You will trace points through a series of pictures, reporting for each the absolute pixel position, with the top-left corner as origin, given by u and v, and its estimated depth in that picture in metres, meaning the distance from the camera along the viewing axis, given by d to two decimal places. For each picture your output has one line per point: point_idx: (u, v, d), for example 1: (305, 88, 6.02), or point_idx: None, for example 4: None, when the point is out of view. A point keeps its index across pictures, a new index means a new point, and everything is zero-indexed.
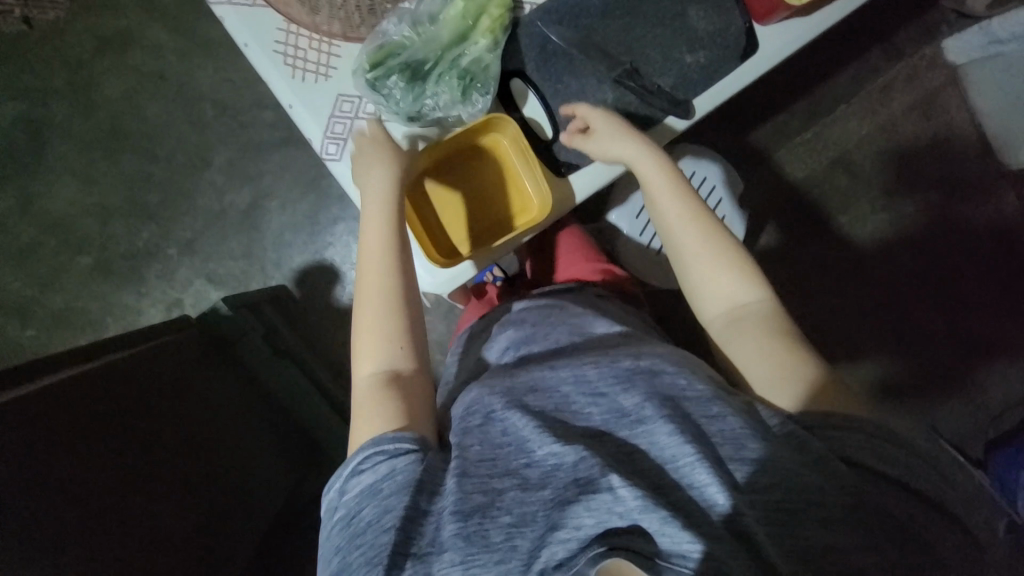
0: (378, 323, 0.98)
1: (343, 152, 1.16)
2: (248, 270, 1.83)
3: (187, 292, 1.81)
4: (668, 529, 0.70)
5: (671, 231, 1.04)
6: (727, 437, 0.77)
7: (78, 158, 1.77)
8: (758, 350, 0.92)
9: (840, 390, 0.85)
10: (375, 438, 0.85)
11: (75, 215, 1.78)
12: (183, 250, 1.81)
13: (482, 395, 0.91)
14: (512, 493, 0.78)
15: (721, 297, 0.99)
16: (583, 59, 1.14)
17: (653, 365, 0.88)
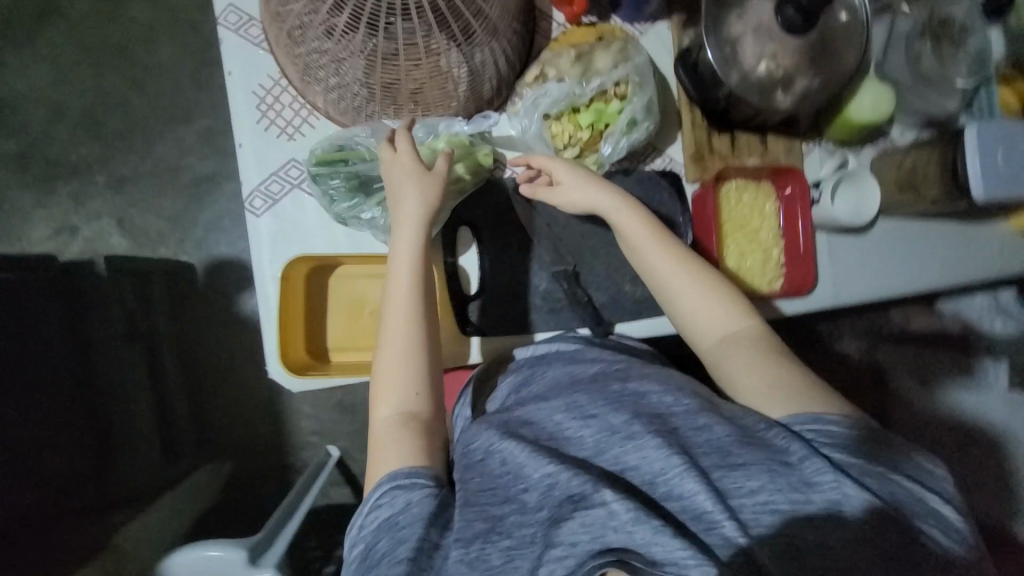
0: (399, 358, 0.69)
1: (271, 210, 0.75)
2: (167, 234, 1.49)
3: (88, 224, 1.49)
4: (658, 538, 0.52)
5: (665, 284, 0.75)
6: (751, 435, 0.60)
7: (60, 49, 1.49)
8: (756, 369, 0.69)
9: (839, 425, 0.61)
10: (392, 471, 0.63)
11: (21, 99, 1.48)
12: (112, 184, 1.51)
13: (467, 430, 0.68)
14: (507, 518, 0.57)
15: (717, 349, 0.73)
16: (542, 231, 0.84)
17: (648, 386, 0.66)
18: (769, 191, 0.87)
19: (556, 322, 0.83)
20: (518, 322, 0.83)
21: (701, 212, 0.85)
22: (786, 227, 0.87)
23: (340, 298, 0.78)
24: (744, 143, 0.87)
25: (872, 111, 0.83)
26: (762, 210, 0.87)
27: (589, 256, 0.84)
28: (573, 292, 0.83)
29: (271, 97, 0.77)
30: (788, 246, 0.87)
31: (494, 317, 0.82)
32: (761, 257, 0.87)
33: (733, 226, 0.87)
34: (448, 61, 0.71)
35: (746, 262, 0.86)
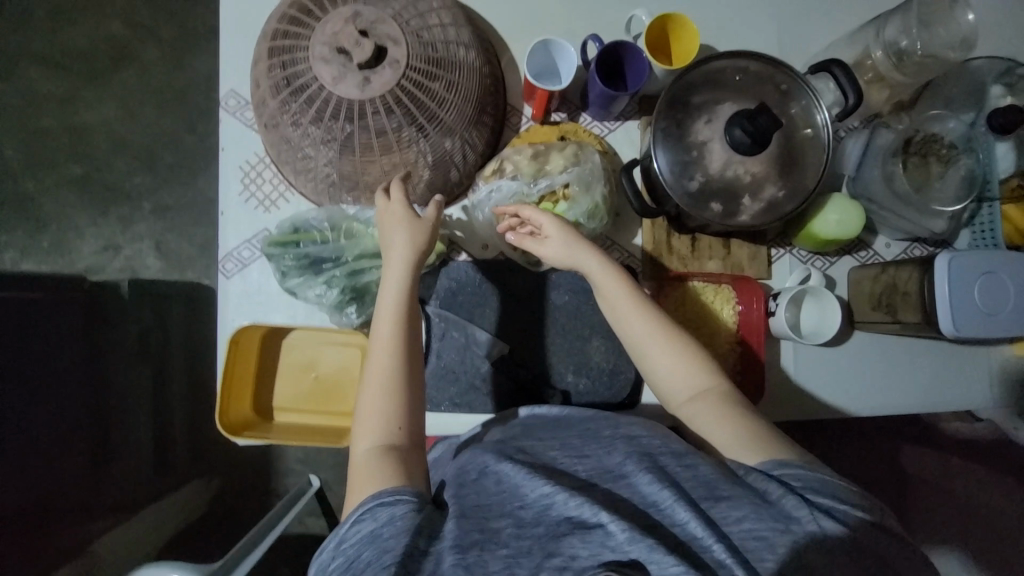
0: (386, 384, 0.69)
1: (239, 272, 0.83)
2: (194, 261, 1.59)
3: (128, 246, 1.60)
4: (653, 555, 0.51)
5: (641, 339, 0.72)
6: (738, 473, 0.59)
7: (131, 90, 1.67)
8: (736, 428, 0.66)
9: (822, 471, 0.59)
10: (371, 493, 0.61)
11: (94, 130, 1.67)
12: (155, 211, 1.64)
13: (464, 461, 0.69)
14: (505, 531, 0.57)
15: (698, 404, 0.69)
16: (490, 312, 0.86)
17: (636, 431, 0.67)
18: (726, 295, 0.85)
19: (494, 404, 0.85)
20: (455, 398, 0.85)
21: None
22: (741, 333, 0.85)
23: (287, 363, 0.83)
24: (706, 246, 0.86)
25: (839, 229, 0.81)
26: (718, 313, 0.85)
27: (535, 341, 0.86)
28: (513, 377, 0.85)
29: (258, 171, 0.85)
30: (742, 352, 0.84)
31: (434, 393, 0.85)
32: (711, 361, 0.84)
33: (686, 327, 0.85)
34: (409, 153, 0.76)
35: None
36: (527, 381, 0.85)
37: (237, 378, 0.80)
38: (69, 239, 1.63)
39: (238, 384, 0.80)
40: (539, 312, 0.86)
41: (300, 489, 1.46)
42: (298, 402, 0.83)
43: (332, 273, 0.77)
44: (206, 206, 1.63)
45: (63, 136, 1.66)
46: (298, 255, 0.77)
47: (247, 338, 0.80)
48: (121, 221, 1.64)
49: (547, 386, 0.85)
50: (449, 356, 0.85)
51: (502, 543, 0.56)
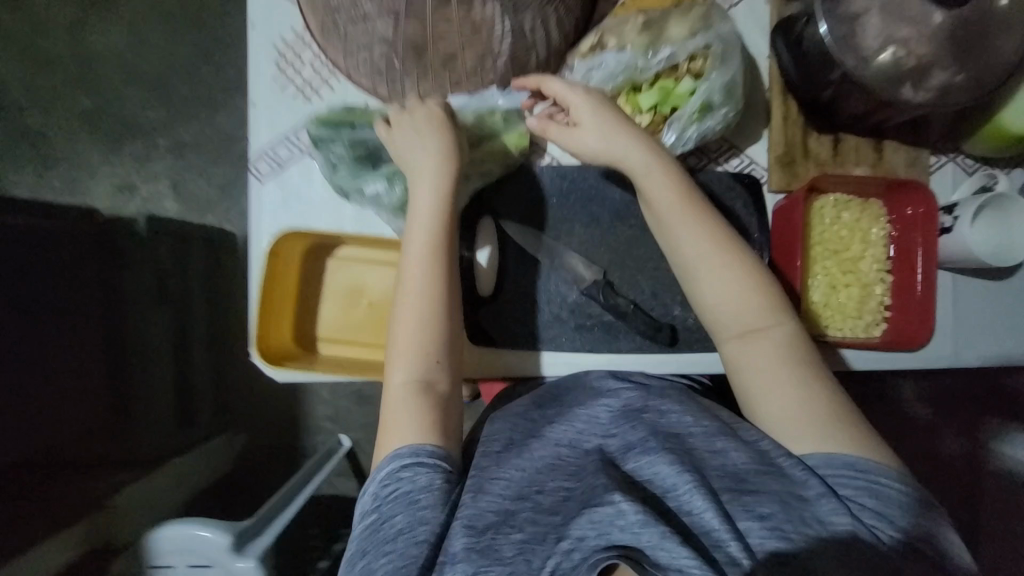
0: (417, 326, 0.59)
1: (274, 175, 0.68)
2: (212, 203, 1.42)
3: (144, 184, 1.44)
4: (665, 544, 0.47)
5: (694, 266, 0.60)
6: (769, 461, 0.53)
7: (140, 9, 1.48)
8: (798, 399, 0.57)
9: (868, 464, 0.53)
10: (399, 453, 0.55)
11: (101, 55, 1.49)
12: (170, 147, 1.46)
13: (492, 425, 0.64)
14: (521, 515, 0.53)
15: (754, 361, 0.59)
16: (575, 232, 0.70)
17: (671, 405, 0.59)
18: (876, 210, 0.69)
19: (582, 343, 0.70)
20: (534, 335, 0.70)
21: (784, 226, 0.68)
22: (895, 259, 0.68)
23: (332, 287, 0.70)
24: (851, 149, 0.69)
25: None
26: (864, 233, 0.69)
27: (633, 267, 0.69)
28: (603, 312, 0.69)
29: (296, 54, 0.69)
30: (897, 282, 0.68)
31: (505, 330, 0.70)
32: (858, 293, 0.68)
33: (824, 250, 0.69)
34: (483, 16, 0.59)
35: (836, 296, 0.68)
36: (627, 313, 0.67)
37: (277, 300, 0.66)
38: (76, 172, 1.48)
39: (278, 307, 0.66)
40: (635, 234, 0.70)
41: (331, 449, 1.35)
42: (348, 333, 0.69)
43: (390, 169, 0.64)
44: (222, 139, 1.45)
45: (62, 54, 1.48)
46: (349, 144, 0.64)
47: (288, 250, 0.65)
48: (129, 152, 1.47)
49: (649, 321, 0.68)
50: (527, 283, 0.69)
51: (517, 528, 0.52)
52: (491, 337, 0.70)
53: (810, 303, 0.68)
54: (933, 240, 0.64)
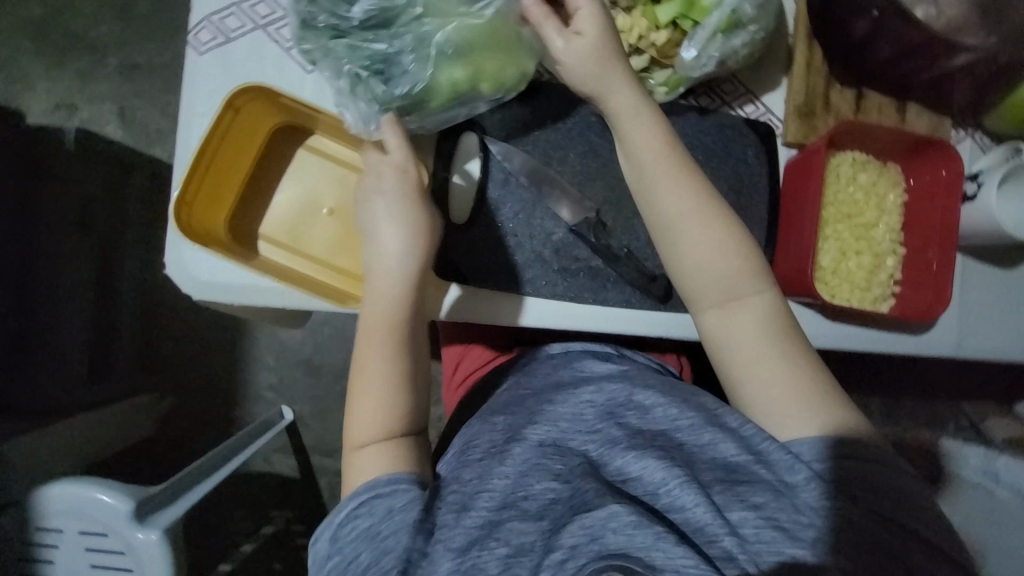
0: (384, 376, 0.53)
1: (218, 49, 0.57)
2: (164, 132, 1.25)
3: (83, 101, 1.25)
4: (660, 545, 0.42)
5: (675, 220, 0.51)
6: (756, 451, 0.47)
7: None
8: (761, 372, 0.50)
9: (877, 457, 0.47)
10: (358, 487, 0.51)
11: None
12: (117, 62, 1.26)
13: (469, 429, 0.59)
14: (506, 525, 0.46)
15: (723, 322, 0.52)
16: (572, 162, 0.61)
17: (654, 396, 0.53)
18: (893, 176, 0.64)
19: (564, 289, 0.60)
20: (509, 275, 0.60)
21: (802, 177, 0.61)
22: (909, 229, 0.63)
23: (291, 176, 0.58)
24: (873, 108, 0.64)
25: None
26: (880, 199, 0.63)
27: (630, 208, 0.61)
28: (595, 254, 0.60)
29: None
30: (910, 254, 0.63)
31: (481, 266, 0.60)
32: (869, 262, 0.62)
33: (839, 211, 0.63)
34: None
35: (846, 264, 0.62)
36: (620, 258, 0.59)
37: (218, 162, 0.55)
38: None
39: (216, 174, 0.55)
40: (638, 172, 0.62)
41: (269, 420, 1.20)
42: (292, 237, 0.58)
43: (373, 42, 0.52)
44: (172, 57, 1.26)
45: None
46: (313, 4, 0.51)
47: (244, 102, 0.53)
48: (60, 56, 1.26)
49: (641, 269, 0.60)
50: (508, 214, 0.60)
51: (503, 540, 0.46)
52: (460, 271, 0.60)
53: (818, 267, 0.62)
54: (955, 208, 0.59)
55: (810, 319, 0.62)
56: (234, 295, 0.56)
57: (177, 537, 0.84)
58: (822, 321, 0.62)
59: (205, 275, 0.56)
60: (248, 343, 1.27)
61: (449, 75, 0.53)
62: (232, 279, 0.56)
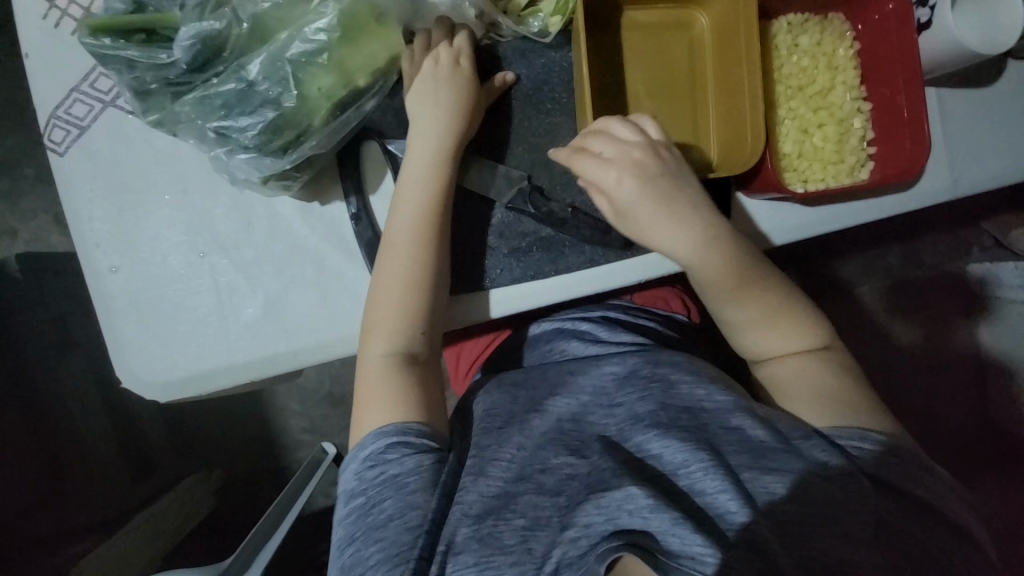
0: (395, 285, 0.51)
1: (78, 143, 0.52)
2: None
3: (25, 223, 1.20)
4: (676, 530, 0.42)
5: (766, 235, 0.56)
6: (785, 438, 0.47)
7: None
8: (804, 378, 0.53)
9: (894, 441, 0.48)
10: (385, 428, 0.50)
11: None
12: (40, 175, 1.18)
13: (489, 394, 0.56)
14: (523, 497, 0.48)
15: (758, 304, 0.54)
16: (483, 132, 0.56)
17: (680, 370, 0.53)
18: (837, 27, 0.57)
19: (522, 272, 0.56)
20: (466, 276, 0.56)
21: (728, 63, 0.54)
22: (870, 79, 0.56)
23: None
24: None
25: None
26: (831, 55, 0.57)
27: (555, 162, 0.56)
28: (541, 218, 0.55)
29: None
30: (878, 107, 0.56)
31: None
32: (836, 130, 0.56)
33: (787, 87, 0.57)
34: None
35: (811, 141, 0.57)
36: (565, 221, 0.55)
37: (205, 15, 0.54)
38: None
39: None
40: (555, 117, 0.56)
41: (315, 458, 1.20)
42: None
43: (223, 82, 0.47)
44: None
45: None
46: (144, 65, 0.46)
47: None
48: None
49: (594, 222, 0.56)
50: None
51: (520, 512, 0.47)
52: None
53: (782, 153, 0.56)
54: (913, 42, 0.52)
55: (790, 216, 0.57)
56: (196, 383, 0.54)
57: None
58: (804, 211, 0.57)
59: (162, 376, 0.53)
60: (269, 396, 1.26)
61: (316, 88, 0.48)
62: (185, 372, 0.53)
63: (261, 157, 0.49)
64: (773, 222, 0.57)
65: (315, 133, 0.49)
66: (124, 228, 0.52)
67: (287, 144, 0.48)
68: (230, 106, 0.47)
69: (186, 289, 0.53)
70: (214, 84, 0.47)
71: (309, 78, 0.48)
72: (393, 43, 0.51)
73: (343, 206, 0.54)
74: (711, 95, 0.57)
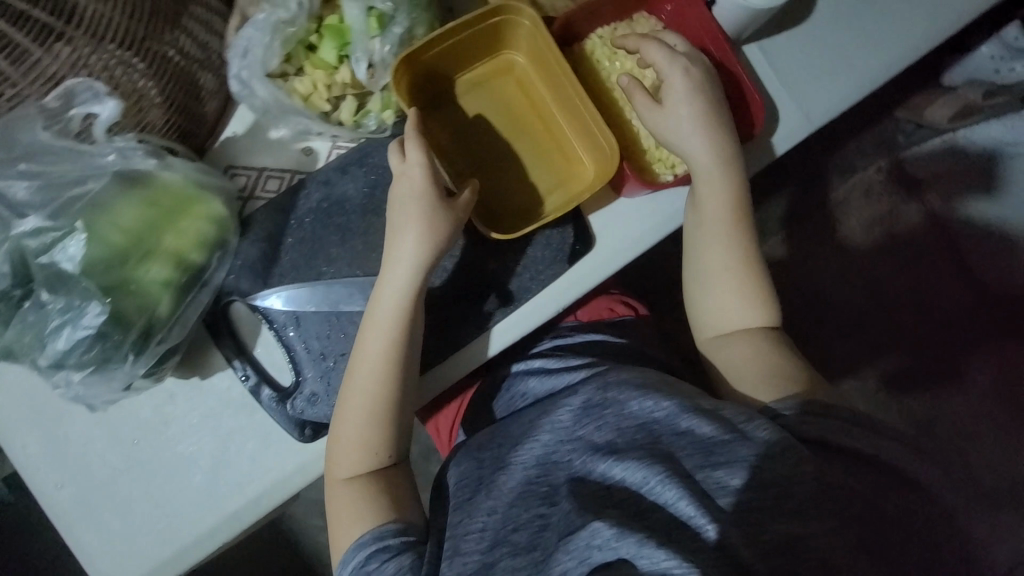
0: (368, 406, 0.53)
1: None
2: None
3: None
4: (644, 551, 0.42)
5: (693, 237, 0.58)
6: (729, 426, 0.48)
7: None
8: (751, 356, 0.56)
9: (836, 407, 0.49)
10: (363, 538, 0.53)
11: None
12: None
13: (461, 465, 0.59)
14: (500, 564, 0.49)
15: (718, 278, 0.58)
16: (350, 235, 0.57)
17: (627, 390, 0.55)
18: (647, 24, 0.62)
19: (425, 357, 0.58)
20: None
21: (562, 94, 0.59)
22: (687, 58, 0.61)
23: None
24: None
25: None
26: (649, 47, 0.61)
27: None
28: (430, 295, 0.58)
29: None
30: None
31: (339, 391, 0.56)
32: None
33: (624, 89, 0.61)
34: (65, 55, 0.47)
35: None
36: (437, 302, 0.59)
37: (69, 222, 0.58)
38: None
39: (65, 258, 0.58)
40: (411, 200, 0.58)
41: None
42: None
43: (46, 308, 0.46)
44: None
45: None
46: None
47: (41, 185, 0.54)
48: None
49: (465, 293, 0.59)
50: (320, 341, 0.56)
51: None
52: (324, 422, 0.55)
53: (642, 150, 0.62)
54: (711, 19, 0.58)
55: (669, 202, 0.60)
56: (166, 568, 0.54)
57: None
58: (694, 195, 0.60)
59: (132, 572, 0.54)
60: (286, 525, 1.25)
61: (149, 283, 0.48)
62: (153, 561, 0.54)
63: (110, 367, 0.48)
64: (650, 221, 0.60)
65: (164, 322, 0.49)
66: (61, 442, 0.54)
67: (136, 348, 0.48)
68: (56, 330, 0.46)
69: (136, 478, 0.54)
70: (38, 313, 0.46)
71: (132, 277, 0.48)
72: (214, 210, 0.52)
73: (229, 372, 0.55)
74: (561, 125, 0.61)
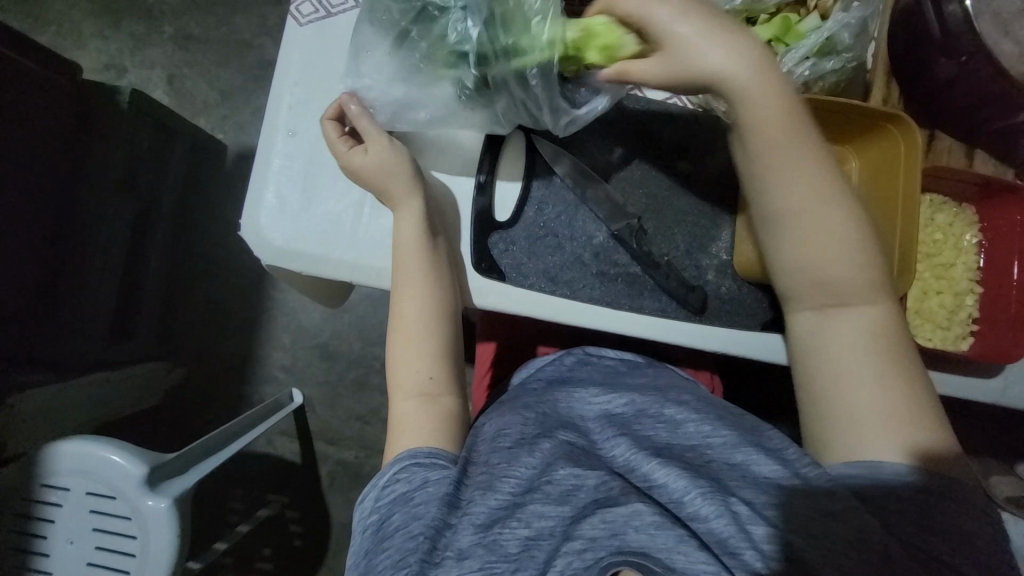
0: (418, 324, 0.57)
1: (317, 22, 0.59)
2: (208, 106, 1.24)
3: (138, 69, 1.24)
4: (681, 548, 0.43)
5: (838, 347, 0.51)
6: (791, 481, 0.47)
7: None
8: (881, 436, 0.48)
9: (969, 525, 0.44)
10: (400, 453, 0.54)
11: None
12: (176, 40, 1.25)
13: (500, 416, 0.56)
14: (529, 507, 0.46)
15: (848, 362, 0.51)
16: (623, 168, 0.63)
17: (686, 413, 0.54)
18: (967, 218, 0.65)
19: (601, 294, 0.61)
20: (550, 277, 0.61)
21: (876, 205, 0.61)
22: (986, 268, 0.65)
23: None
24: (942, 151, 0.65)
25: None
26: (955, 238, 0.65)
27: (668, 220, 0.62)
28: (644, 258, 0.61)
29: None
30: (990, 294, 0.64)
31: (531, 261, 0.61)
32: (951, 301, 0.64)
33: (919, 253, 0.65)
34: None
35: (928, 303, 0.64)
36: (659, 265, 0.61)
37: None
38: (47, 24, 1.24)
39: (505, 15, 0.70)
40: (683, 182, 0.63)
41: (279, 401, 1.17)
42: None
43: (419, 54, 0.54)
44: (224, 29, 1.24)
45: None
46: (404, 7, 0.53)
47: None
48: (117, 19, 1.24)
49: (681, 278, 0.61)
50: (551, 212, 0.62)
51: (525, 522, 0.46)
52: (499, 269, 0.61)
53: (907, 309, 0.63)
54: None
55: None
56: (296, 260, 0.58)
57: (186, 506, 0.87)
58: None
59: (276, 242, 0.57)
60: (269, 320, 1.24)
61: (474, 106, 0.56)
62: (297, 249, 0.58)
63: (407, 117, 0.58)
64: None
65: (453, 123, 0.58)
66: (315, 121, 0.59)
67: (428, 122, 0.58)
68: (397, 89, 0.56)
69: (336, 185, 0.59)
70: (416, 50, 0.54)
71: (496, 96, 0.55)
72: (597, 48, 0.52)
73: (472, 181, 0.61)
74: None
